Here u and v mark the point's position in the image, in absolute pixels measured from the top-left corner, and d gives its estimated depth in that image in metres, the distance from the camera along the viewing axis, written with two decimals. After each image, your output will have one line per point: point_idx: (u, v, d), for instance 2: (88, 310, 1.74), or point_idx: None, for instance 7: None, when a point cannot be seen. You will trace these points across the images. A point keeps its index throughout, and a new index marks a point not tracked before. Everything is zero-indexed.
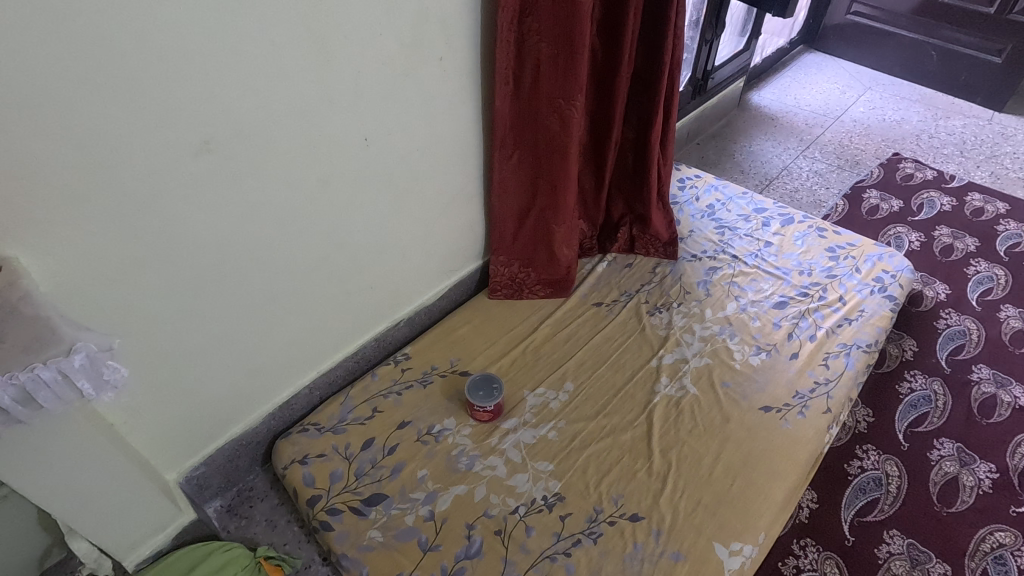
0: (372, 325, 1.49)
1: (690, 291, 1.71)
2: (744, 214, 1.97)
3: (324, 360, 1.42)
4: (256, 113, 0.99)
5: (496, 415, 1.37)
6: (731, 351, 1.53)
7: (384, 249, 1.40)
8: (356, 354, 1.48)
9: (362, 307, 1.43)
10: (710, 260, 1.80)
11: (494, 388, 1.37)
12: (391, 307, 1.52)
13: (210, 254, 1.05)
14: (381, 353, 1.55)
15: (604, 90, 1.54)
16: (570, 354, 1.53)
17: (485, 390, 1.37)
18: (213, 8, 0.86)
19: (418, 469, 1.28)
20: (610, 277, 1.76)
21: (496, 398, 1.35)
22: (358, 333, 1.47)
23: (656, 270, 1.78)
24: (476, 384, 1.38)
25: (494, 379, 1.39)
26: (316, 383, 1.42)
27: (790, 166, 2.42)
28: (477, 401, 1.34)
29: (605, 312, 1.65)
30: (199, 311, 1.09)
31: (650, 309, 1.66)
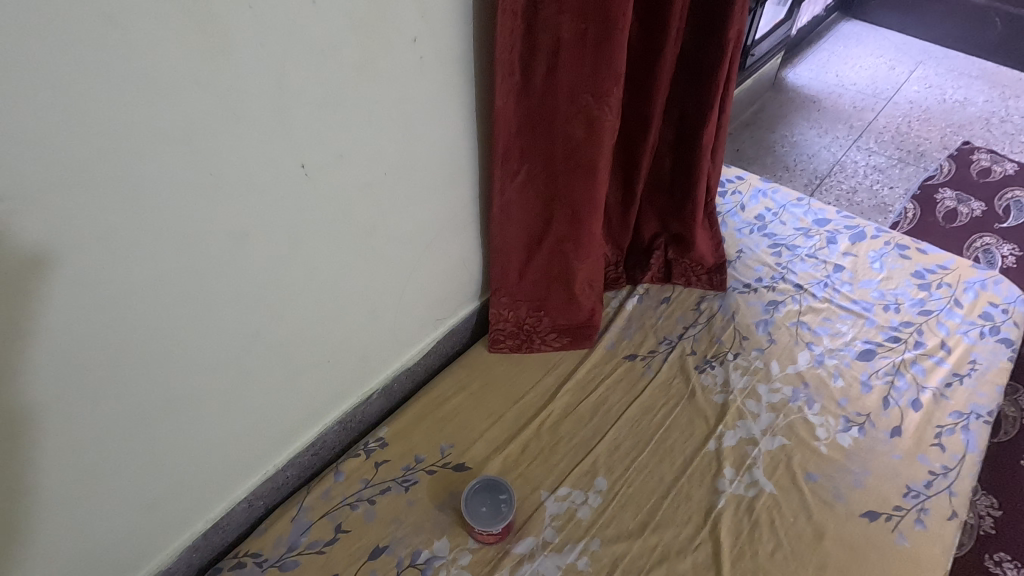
0: (336, 403, 1.11)
1: (747, 337, 1.34)
2: (804, 228, 1.59)
3: (271, 459, 1.04)
4: (98, 120, 0.59)
5: (504, 536, 1.00)
6: (811, 425, 1.16)
7: (347, 307, 1.01)
8: (316, 443, 1.10)
9: (319, 383, 1.05)
10: (768, 293, 1.43)
11: (501, 499, 1.00)
12: (361, 376, 1.13)
13: (54, 360, 0.67)
14: (351, 434, 1.17)
15: (640, 77, 1.14)
16: (600, 432, 1.16)
17: (489, 503, 1.00)
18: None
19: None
20: (643, 318, 1.38)
21: (507, 517, 0.97)
22: (317, 416, 1.08)
23: (701, 307, 1.41)
24: (476, 492, 1.01)
25: (502, 483, 1.02)
26: (261, 489, 1.04)
27: (843, 160, 2.02)
28: (478, 524, 0.96)
29: (641, 369, 1.28)
30: (46, 436, 0.70)
31: (699, 363, 1.28)
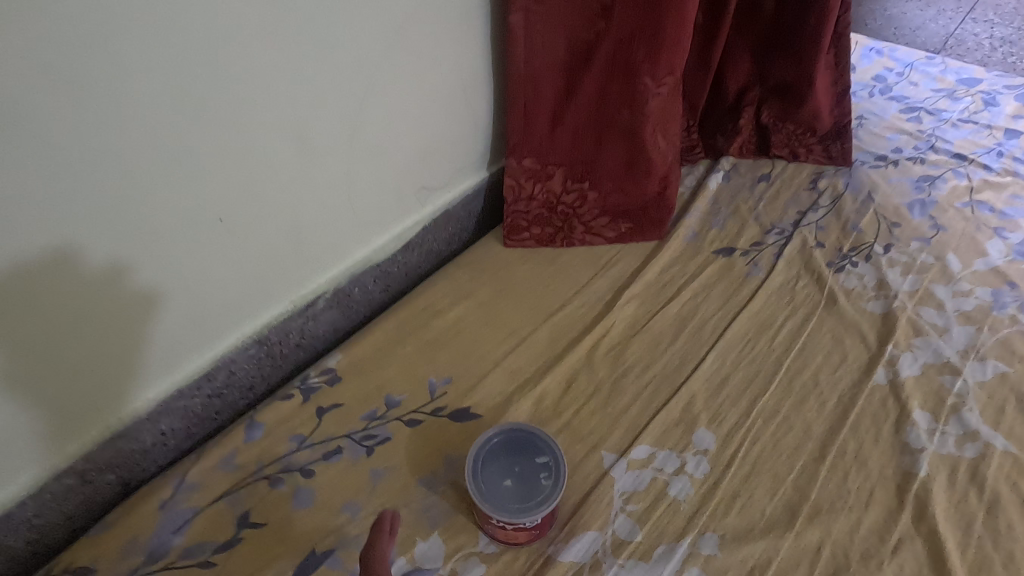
0: (247, 309, 0.65)
1: (899, 223, 0.88)
2: (946, 89, 1.12)
3: (121, 398, 0.58)
4: None
5: (542, 532, 0.55)
6: None
7: (251, 112, 0.54)
8: (213, 378, 0.64)
9: (207, 263, 0.58)
10: (915, 166, 0.96)
11: (539, 466, 0.54)
12: (290, 264, 0.67)
13: None
14: (282, 367, 0.71)
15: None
16: (693, 359, 0.71)
17: (516, 474, 0.54)
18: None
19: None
20: (736, 200, 0.92)
21: (551, 503, 0.51)
22: (209, 328, 0.62)
23: (819, 186, 0.94)
24: (492, 452, 0.54)
25: (543, 437, 0.55)
26: (107, 453, 0.59)
27: (958, 32, 1.55)
28: (496, 512, 0.51)
29: (744, 268, 0.82)
30: None
31: (832, 259, 0.82)
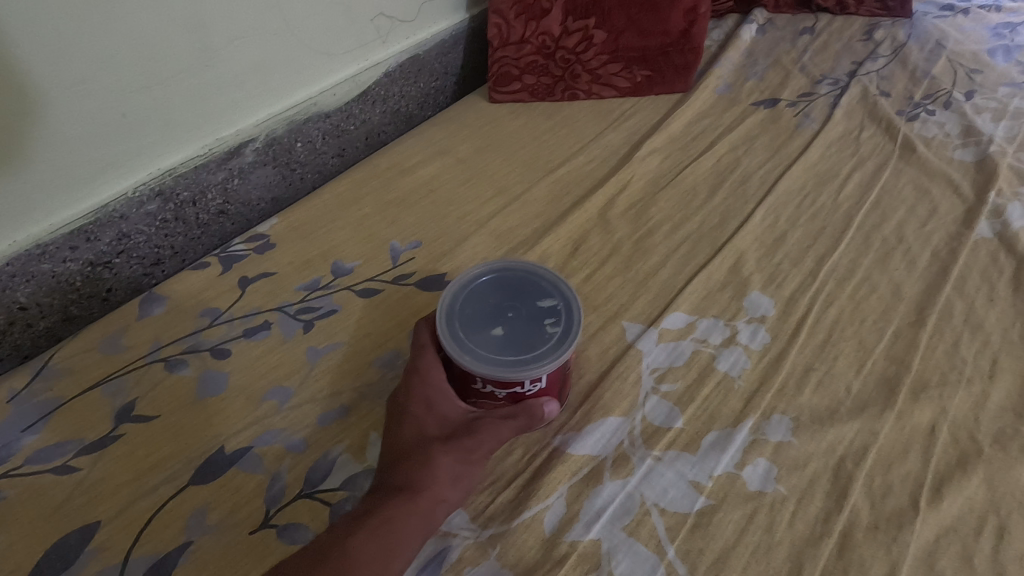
0: (137, 141, 0.48)
1: (983, 70, 0.70)
2: None
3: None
4: None
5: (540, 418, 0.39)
6: None
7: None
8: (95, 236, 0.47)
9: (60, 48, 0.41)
10: (991, 13, 0.79)
11: (542, 311, 0.38)
12: (200, 85, 0.49)
13: None
14: (200, 236, 0.54)
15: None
16: (738, 216, 0.54)
17: (511, 317, 0.37)
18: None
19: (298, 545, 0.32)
20: (778, 51, 0.75)
21: (559, 357, 0.35)
22: (79, 156, 0.45)
23: (876, 37, 0.77)
24: (476, 294, 0.38)
25: (549, 274, 0.39)
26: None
27: None
28: (479, 368, 0.34)
29: (793, 119, 0.65)
30: None
31: (905, 108, 0.65)
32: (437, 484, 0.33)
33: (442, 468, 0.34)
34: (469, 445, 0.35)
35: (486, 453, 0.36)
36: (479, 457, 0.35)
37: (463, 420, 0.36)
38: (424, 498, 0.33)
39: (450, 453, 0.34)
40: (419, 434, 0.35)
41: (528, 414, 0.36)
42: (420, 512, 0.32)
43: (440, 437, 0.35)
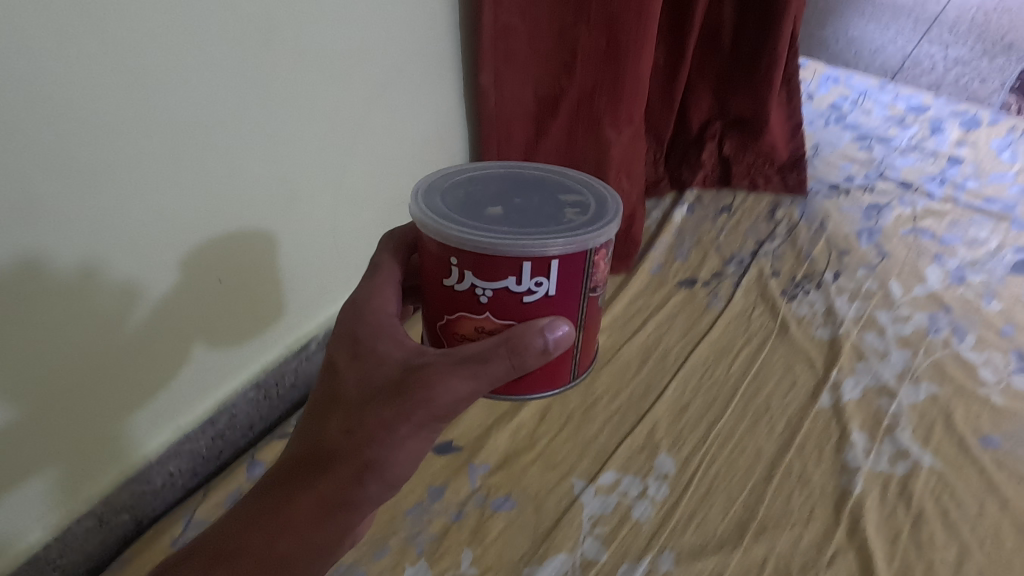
0: (212, 321, 0.65)
1: (850, 251, 0.94)
2: (896, 118, 1.20)
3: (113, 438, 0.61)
4: None
5: (535, 381, 0.47)
6: (971, 364, 0.77)
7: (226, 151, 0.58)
8: (174, 401, 0.65)
9: (152, 257, 0.56)
10: (864, 195, 1.03)
11: (551, 211, 0.45)
12: (249, 264, 0.65)
13: None
14: (238, 347, 0.69)
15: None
16: (657, 388, 0.77)
17: (503, 209, 0.45)
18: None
19: (284, 463, 0.50)
20: (701, 231, 0.99)
21: (540, 232, 0.41)
22: (170, 342, 0.62)
23: (776, 217, 1.01)
24: (479, 193, 0.46)
25: (561, 182, 0.46)
26: (76, 486, 0.60)
27: (916, 56, 1.64)
28: (465, 238, 0.41)
29: (705, 298, 0.88)
30: None
31: (787, 288, 0.89)
32: (363, 450, 0.46)
33: (363, 441, 0.46)
34: (392, 410, 0.45)
35: (414, 413, 0.45)
36: (405, 420, 0.45)
37: (411, 369, 0.45)
38: (350, 464, 0.46)
39: (374, 423, 0.46)
40: (361, 394, 0.47)
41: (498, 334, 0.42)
42: (341, 475, 0.46)
43: (369, 396, 0.46)
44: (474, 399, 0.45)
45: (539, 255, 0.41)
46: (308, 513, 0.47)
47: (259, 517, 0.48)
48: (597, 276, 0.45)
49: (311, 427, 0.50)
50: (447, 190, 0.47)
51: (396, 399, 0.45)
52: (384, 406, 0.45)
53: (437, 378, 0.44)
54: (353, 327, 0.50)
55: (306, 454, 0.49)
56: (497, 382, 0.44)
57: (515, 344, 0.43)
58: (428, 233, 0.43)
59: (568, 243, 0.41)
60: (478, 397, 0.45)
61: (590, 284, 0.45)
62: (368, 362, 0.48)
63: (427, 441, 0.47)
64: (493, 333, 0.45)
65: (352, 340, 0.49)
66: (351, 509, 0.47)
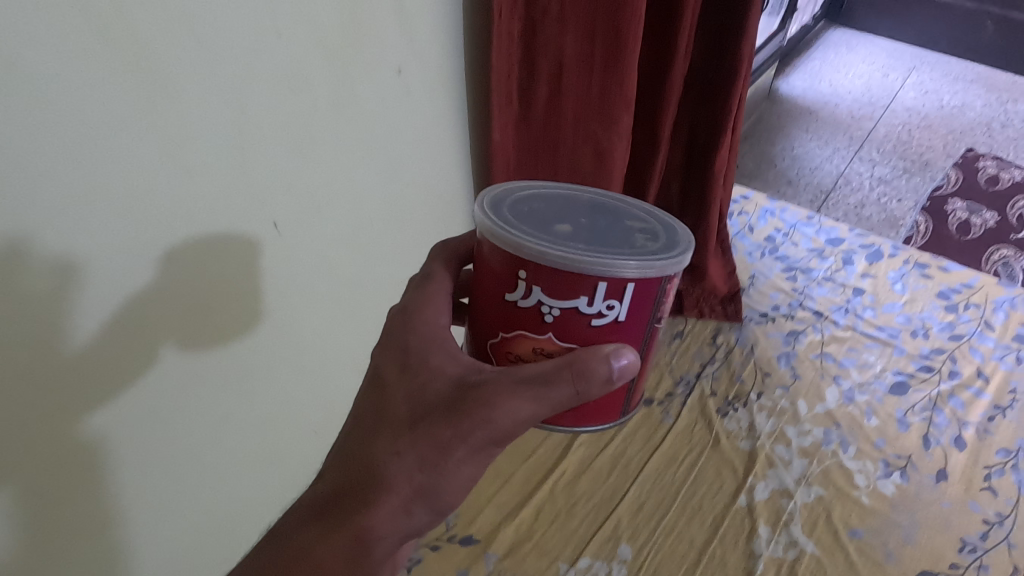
0: (154, 326, 0.58)
1: (770, 372, 1.23)
2: (817, 249, 1.50)
3: (85, 486, 0.59)
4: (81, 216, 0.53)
5: (590, 415, 0.54)
6: (849, 471, 1.06)
7: (195, 175, 0.56)
8: (138, 421, 0.61)
9: (111, 293, 0.53)
10: (786, 321, 1.33)
11: (620, 233, 0.52)
12: (223, 277, 0.63)
13: None
14: (214, 356, 0.66)
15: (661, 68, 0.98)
16: (620, 490, 1.06)
17: (570, 225, 0.52)
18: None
19: (322, 487, 0.56)
20: (658, 356, 1.28)
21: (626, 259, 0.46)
22: (127, 360, 0.57)
23: (717, 341, 1.31)
24: (552, 215, 0.53)
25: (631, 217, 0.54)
26: None
27: (846, 173, 1.96)
28: (544, 255, 0.46)
29: (659, 415, 1.17)
30: None
31: (721, 406, 1.18)
32: (418, 469, 0.53)
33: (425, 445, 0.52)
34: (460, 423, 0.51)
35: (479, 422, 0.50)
36: (469, 428, 0.51)
37: (474, 382, 0.51)
38: (395, 481, 0.53)
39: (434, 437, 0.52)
40: (421, 400, 0.53)
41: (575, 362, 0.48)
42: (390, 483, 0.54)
43: (426, 407, 0.53)
44: (532, 423, 0.51)
45: (615, 275, 0.46)
46: (353, 543, 0.53)
47: (310, 543, 0.53)
48: (664, 308, 0.51)
49: (360, 443, 0.55)
50: (518, 202, 0.54)
51: (452, 412, 0.51)
52: (440, 420, 0.52)
53: (502, 398, 0.49)
54: (403, 340, 0.57)
55: (356, 470, 0.55)
56: (558, 407, 0.50)
57: (587, 371, 0.48)
58: (497, 243, 0.49)
59: (643, 266, 0.47)
60: (537, 420, 0.51)
61: (658, 316, 0.51)
62: (417, 375, 0.54)
63: (478, 467, 0.53)
64: (552, 354, 0.50)
65: (401, 351, 0.56)
66: (393, 532, 0.54)
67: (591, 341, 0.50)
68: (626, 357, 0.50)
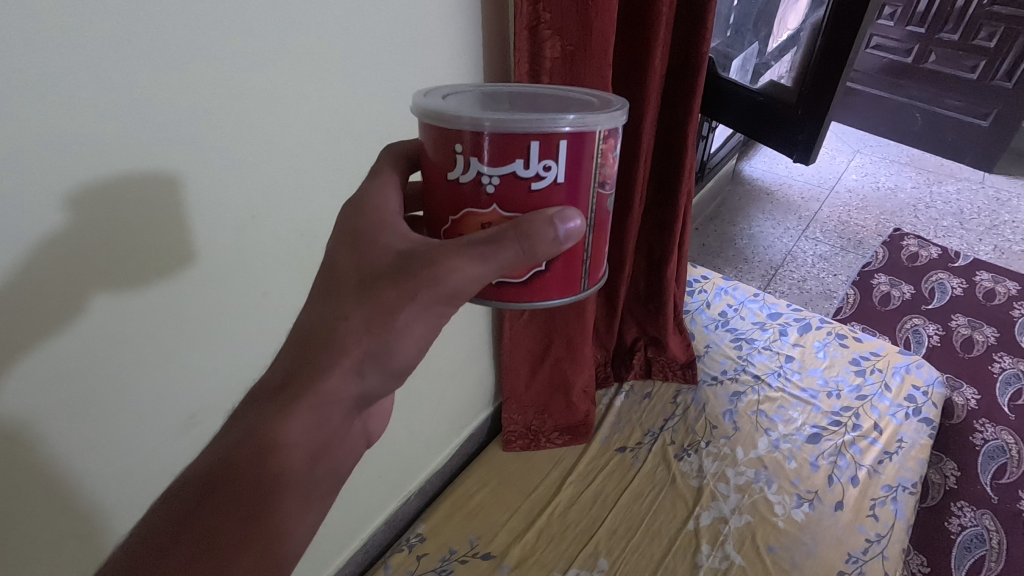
0: (68, 271, 0.63)
1: (716, 425, 1.60)
2: (760, 322, 1.88)
3: (35, 440, 0.68)
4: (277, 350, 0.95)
5: (546, 289, 0.64)
6: (771, 502, 1.42)
7: (234, 205, 0.76)
8: (62, 371, 0.67)
9: (241, 345, 0.87)
10: (732, 384, 1.70)
11: (554, 107, 0.62)
12: (209, 241, 0.75)
13: None
14: (172, 296, 0.75)
15: (620, 213, 1.36)
16: (600, 518, 1.41)
17: (505, 106, 0.61)
18: (162, 24, 0.60)
19: (277, 380, 0.64)
20: (630, 412, 1.66)
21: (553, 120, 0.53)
22: (55, 308, 0.63)
23: (677, 400, 1.68)
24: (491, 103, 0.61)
25: (566, 104, 0.62)
26: None
27: (793, 251, 2.35)
28: (478, 120, 0.53)
29: (630, 459, 1.54)
30: None
31: (678, 452, 1.54)
32: (379, 333, 0.60)
33: (385, 300, 0.59)
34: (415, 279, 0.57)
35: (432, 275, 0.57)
36: (421, 281, 0.57)
37: (427, 247, 0.58)
38: (351, 348, 0.61)
39: (394, 290, 0.58)
40: (378, 263, 0.60)
41: (519, 226, 0.56)
42: (349, 343, 0.60)
43: (379, 272, 0.59)
44: (482, 281, 0.58)
45: (548, 133, 0.53)
46: (310, 412, 0.62)
47: (268, 419, 0.61)
48: (605, 173, 0.60)
49: (322, 308, 0.62)
50: (453, 96, 0.64)
51: (400, 274, 0.58)
52: (387, 284, 0.59)
53: (447, 260, 0.56)
54: (353, 224, 0.63)
55: (318, 338, 0.62)
56: (506, 264, 0.57)
57: (527, 232, 0.55)
58: (434, 124, 0.56)
59: (576, 123, 0.54)
60: (486, 280, 0.58)
61: (598, 179, 0.60)
62: (366, 251, 0.61)
63: (425, 325, 0.61)
64: (495, 225, 0.58)
65: (351, 233, 0.62)
66: (346, 396, 0.63)
67: (536, 206, 0.57)
68: (570, 221, 0.57)
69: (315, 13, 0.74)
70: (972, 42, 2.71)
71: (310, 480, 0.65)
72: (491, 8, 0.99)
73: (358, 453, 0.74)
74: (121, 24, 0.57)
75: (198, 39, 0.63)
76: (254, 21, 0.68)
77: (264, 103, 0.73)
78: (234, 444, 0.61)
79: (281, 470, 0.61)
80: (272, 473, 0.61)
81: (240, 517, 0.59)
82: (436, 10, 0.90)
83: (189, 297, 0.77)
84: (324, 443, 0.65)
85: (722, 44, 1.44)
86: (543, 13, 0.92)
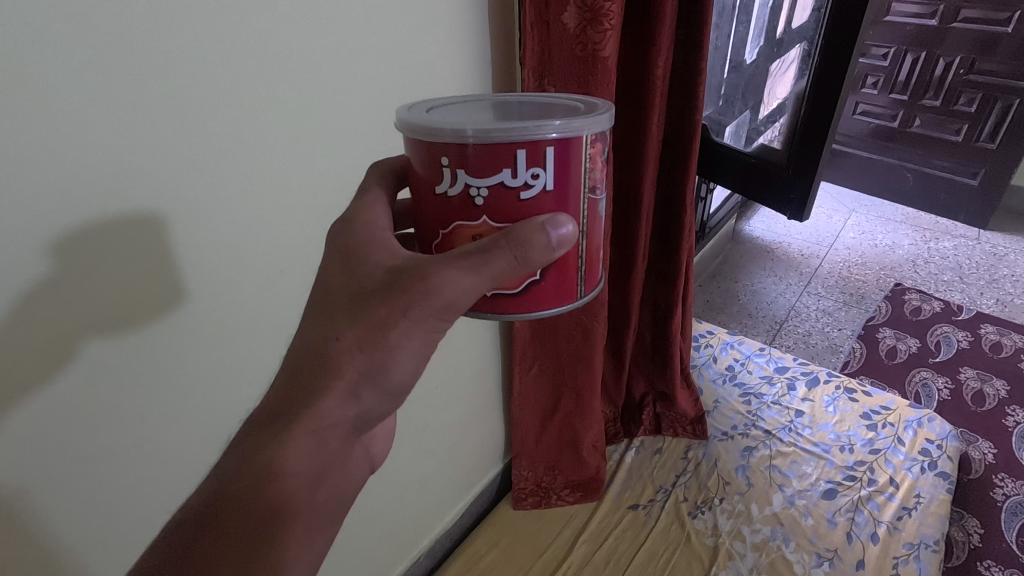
0: (52, 314, 0.64)
1: (730, 481, 1.58)
2: (767, 375, 1.88)
3: (51, 468, 0.71)
4: None
5: (539, 303, 0.68)
6: (790, 562, 1.38)
7: (252, 252, 0.82)
8: (51, 413, 0.68)
9: (249, 387, 0.91)
10: (743, 438, 1.69)
11: (540, 113, 0.66)
12: (228, 281, 0.81)
13: None
14: (191, 333, 0.79)
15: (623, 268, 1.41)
16: None
17: (490, 114, 0.66)
18: (213, 95, 0.69)
19: (272, 410, 0.66)
20: (641, 469, 1.64)
21: (537, 126, 0.57)
22: (53, 346, 0.65)
23: (688, 455, 1.67)
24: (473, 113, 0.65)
25: (551, 111, 0.67)
26: None
27: (797, 306, 2.39)
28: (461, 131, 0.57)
29: (643, 517, 1.51)
30: None
31: (691, 509, 1.52)
32: (373, 361, 0.64)
33: (380, 317, 0.62)
34: (411, 293, 0.60)
35: (426, 285, 0.60)
36: (415, 293, 0.60)
37: (419, 263, 0.61)
38: (343, 374, 0.64)
39: (393, 308, 0.61)
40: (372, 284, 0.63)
41: (509, 234, 0.59)
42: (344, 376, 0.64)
43: (373, 300, 0.62)
44: (475, 293, 0.61)
45: (535, 141, 0.57)
46: (308, 436, 0.65)
47: (265, 450, 0.63)
48: (594, 181, 0.64)
49: (314, 335, 0.65)
50: (439, 109, 0.68)
51: (391, 291, 0.61)
52: (379, 301, 0.62)
53: (439, 272, 0.60)
54: (346, 242, 0.67)
55: (307, 370, 0.65)
56: (498, 274, 0.60)
57: (515, 241, 0.59)
58: (420, 138, 0.60)
59: (561, 129, 0.58)
60: (479, 290, 0.61)
61: (588, 184, 0.63)
62: (361, 270, 0.64)
63: (419, 340, 0.64)
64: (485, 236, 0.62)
65: (343, 254, 0.66)
66: (343, 418, 0.66)
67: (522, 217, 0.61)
68: (561, 226, 0.61)
69: (338, 88, 0.83)
70: (954, 107, 2.83)
71: (312, 509, 0.67)
72: (499, 80, 1.09)
73: (360, 483, 0.76)
74: (177, 96, 0.66)
75: (238, 106, 0.72)
76: (286, 90, 0.77)
77: (288, 160, 0.81)
78: (234, 470, 0.63)
79: (281, 500, 0.63)
80: (271, 499, 0.63)
81: (239, 546, 0.61)
82: (447, 85, 1.00)
83: (209, 336, 0.82)
84: (324, 470, 0.67)
85: (715, 112, 1.54)
86: (548, 86, 1.03)
